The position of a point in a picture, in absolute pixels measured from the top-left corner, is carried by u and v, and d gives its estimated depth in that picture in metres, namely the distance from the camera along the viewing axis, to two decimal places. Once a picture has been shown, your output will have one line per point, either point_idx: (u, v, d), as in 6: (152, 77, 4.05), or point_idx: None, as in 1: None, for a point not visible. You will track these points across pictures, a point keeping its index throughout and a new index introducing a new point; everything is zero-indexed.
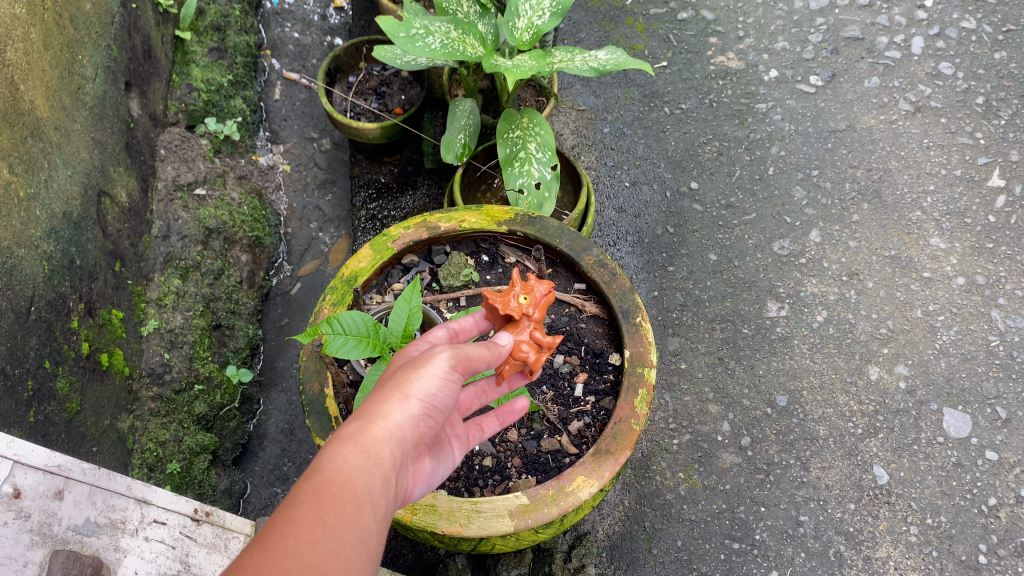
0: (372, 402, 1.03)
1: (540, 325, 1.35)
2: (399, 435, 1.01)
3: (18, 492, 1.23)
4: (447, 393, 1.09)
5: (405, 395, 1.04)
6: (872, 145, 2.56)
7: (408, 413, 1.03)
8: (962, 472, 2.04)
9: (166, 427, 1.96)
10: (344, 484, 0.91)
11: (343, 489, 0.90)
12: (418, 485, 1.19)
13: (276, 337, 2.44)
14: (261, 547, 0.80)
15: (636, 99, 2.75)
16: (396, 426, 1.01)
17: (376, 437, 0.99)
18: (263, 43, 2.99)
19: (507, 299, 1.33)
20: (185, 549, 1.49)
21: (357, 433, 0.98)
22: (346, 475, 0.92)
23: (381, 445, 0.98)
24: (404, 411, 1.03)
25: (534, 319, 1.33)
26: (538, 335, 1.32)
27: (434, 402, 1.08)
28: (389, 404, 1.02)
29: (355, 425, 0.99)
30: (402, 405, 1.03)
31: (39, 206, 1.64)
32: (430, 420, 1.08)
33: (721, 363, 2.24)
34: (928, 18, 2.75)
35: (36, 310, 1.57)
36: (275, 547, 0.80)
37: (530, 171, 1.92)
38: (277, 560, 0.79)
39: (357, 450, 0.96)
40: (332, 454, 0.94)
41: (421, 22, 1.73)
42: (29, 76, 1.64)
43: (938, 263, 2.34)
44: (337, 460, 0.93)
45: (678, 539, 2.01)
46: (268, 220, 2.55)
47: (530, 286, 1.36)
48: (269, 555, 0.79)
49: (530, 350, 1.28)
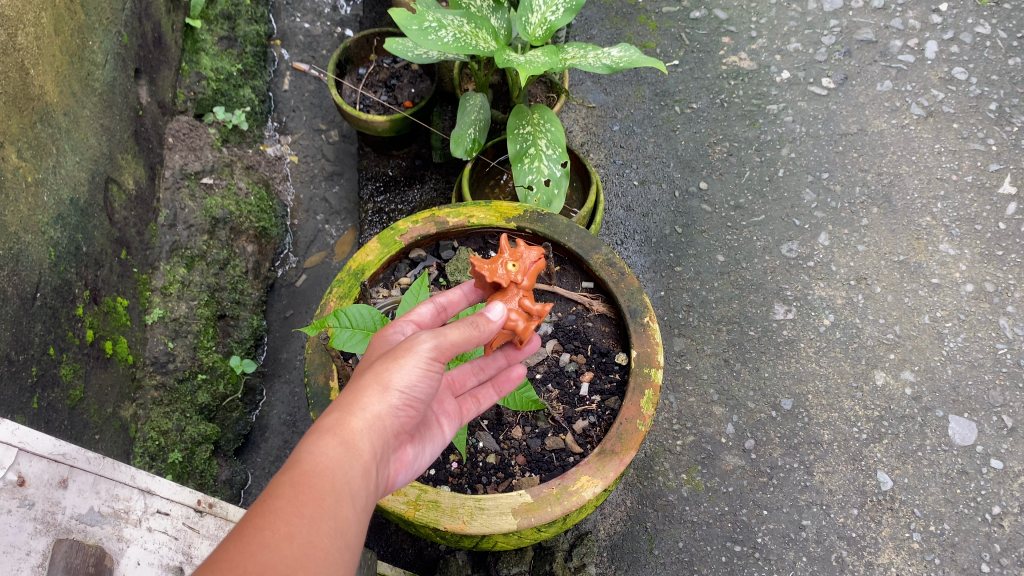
0: (349, 392, 1.01)
1: (528, 292, 1.31)
2: (378, 425, 1.00)
3: (22, 480, 1.21)
4: (428, 381, 1.06)
5: (384, 386, 1.01)
6: (883, 150, 2.55)
7: (387, 404, 1.01)
8: (966, 480, 2.03)
9: (169, 417, 1.95)
10: (322, 475, 0.90)
11: (322, 480, 0.90)
12: (401, 472, 1.18)
13: (280, 328, 2.44)
14: (237, 543, 0.80)
15: (647, 97, 2.73)
16: (374, 417, 0.99)
17: (355, 429, 0.97)
18: (273, 33, 2.98)
19: (493, 265, 1.29)
20: (187, 541, 1.45)
21: (336, 426, 0.96)
22: (324, 467, 0.91)
23: (360, 437, 0.97)
24: (383, 402, 1.00)
25: (522, 285, 1.29)
26: (526, 303, 1.29)
27: (414, 392, 1.04)
28: (367, 396, 0.99)
29: (334, 417, 0.98)
30: (381, 397, 1.00)
31: (46, 192, 1.63)
32: (410, 409, 1.05)
33: (727, 365, 2.23)
34: (942, 23, 2.73)
35: (42, 295, 1.56)
36: (253, 540, 0.81)
37: (540, 167, 1.91)
38: (255, 556, 0.79)
39: (336, 442, 0.95)
40: (311, 445, 0.93)
41: (434, 15, 1.71)
42: (39, 61, 1.63)
43: (947, 270, 2.32)
44: (315, 452, 0.92)
45: (679, 540, 2.00)
46: (274, 211, 2.54)
47: (519, 253, 1.33)
48: (246, 550, 0.79)
49: (520, 318, 1.26)
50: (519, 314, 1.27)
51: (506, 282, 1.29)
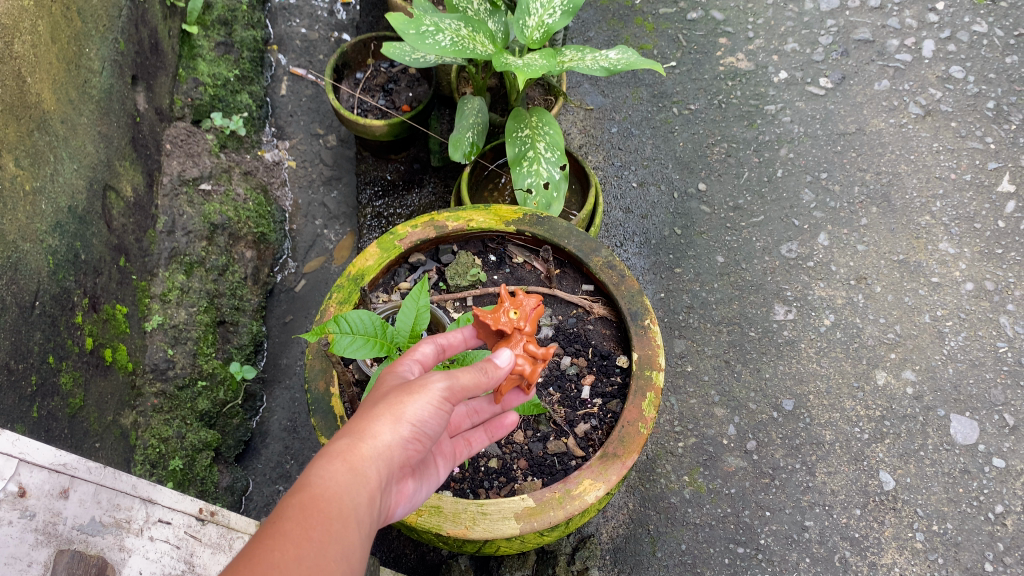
0: (361, 419, 1.01)
1: (533, 337, 1.30)
2: (388, 455, 0.99)
3: (23, 491, 1.20)
4: (438, 419, 1.06)
5: (396, 417, 1.01)
6: (882, 149, 2.55)
7: (397, 435, 1.00)
8: (969, 479, 2.02)
9: (170, 424, 1.94)
10: (331, 499, 0.90)
11: (331, 503, 0.89)
12: (400, 506, 1.17)
13: (280, 334, 2.43)
14: (246, 559, 0.79)
15: (644, 99, 2.73)
16: (385, 446, 0.99)
17: (364, 455, 0.97)
18: (270, 38, 2.98)
19: (496, 314, 1.28)
20: (189, 550, 1.43)
21: (345, 450, 0.96)
22: (334, 492, 0.91)
23: (369, 464, 0.97)
24: (393, 433, 1.00)
25: (526, 331, 1.28)
26: (534, 348, 1.27)
27: (424, 426, 1.04)
28: (379, 424, 0.99)
29: (344, 441, 0.98)
30: (392, 427, 1.00)
31: (44, 200, 1.62)
32: (419, 444, 1.05)
33: (728, 366, 2.23)
34: (938, 22, 2.73)
35: (41, 304, 1.56)
36: (261, 557, 0.80)
37: (539, 170, 1.90)
38: (265, 574, 0.78)
39: (344, 467, 0.94)
40: (320, 469, 0.93)
41: (431, 19, 1.71)
42: (36, 69, 1.63)
43: (946, 269, 2.32)
44: (324, 476, 0.92)
45: (682, 543, 2.00)
46: (273, 216, 2.53)
47: (519, 300, 1.32)
48: (255, 567, 0.78)
49: (527, 362, 1.24)
50: (528, 362, 1.25)
51: (510, 329, 1.28)
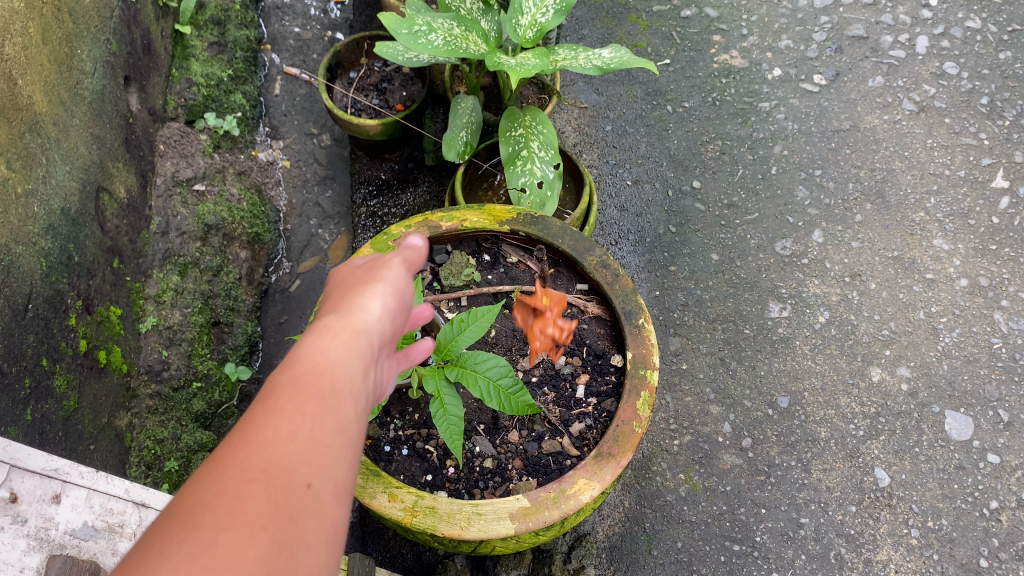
0: (340, 301, 0.82)
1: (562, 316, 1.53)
2: (378, 331, 0.81)
3: (14, 497, 1.21)
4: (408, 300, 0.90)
5: (370, 292, 0.84)
6: (876, 146, 2.55)
7: (378, 310, 0.83)
8: (964, 475, 2.03)
9: (165, 425, 1.94)
10: (323, 373, 0.69)
11: (323, 377, 0.69)
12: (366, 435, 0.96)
13: (275, 334, 2.43)
14: (229, 450, 0.59)
15: (638, 97, 2.73)
16: (374, 320, 0.81)
17: (357, 328, 0.77)
18: (264, 37, 2.96)
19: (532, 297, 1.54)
20: None
21: (333, 325, 0.76)
22: (325, 364, 0.70)
23: (362, 338, 0.77)
24: (373, 307, 0.82)
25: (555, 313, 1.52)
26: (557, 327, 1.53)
27: (402, 304, 0.87)
28: (359, 299, 0.82)
29: (329, 318, 0.78)
30: (372, 299, 0.83)
31: (37, 202, 1.62)
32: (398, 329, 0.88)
33: (723, 364, 2.23)
34: (932, 18, 2.73)
35: (34, 306, 1.55)
36: (251, 438, 0.60)
37: (532, 170, 1.90)
38: (252, 461, 0.58)
39: (334, 341, 0.74)
40: (307, 345, 0.72)
41: (424, 19, 1.71)
42: (27, 71, 1.62)
43: (941, 265, 2.33)
44: (314, 352, 0.72)
45: (678, 540, 2.00)
46: (267, 217, 2.53)
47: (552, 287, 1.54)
48: (239, 455, 0.59)
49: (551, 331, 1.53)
50: (554, 332, 1.53)
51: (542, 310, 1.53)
